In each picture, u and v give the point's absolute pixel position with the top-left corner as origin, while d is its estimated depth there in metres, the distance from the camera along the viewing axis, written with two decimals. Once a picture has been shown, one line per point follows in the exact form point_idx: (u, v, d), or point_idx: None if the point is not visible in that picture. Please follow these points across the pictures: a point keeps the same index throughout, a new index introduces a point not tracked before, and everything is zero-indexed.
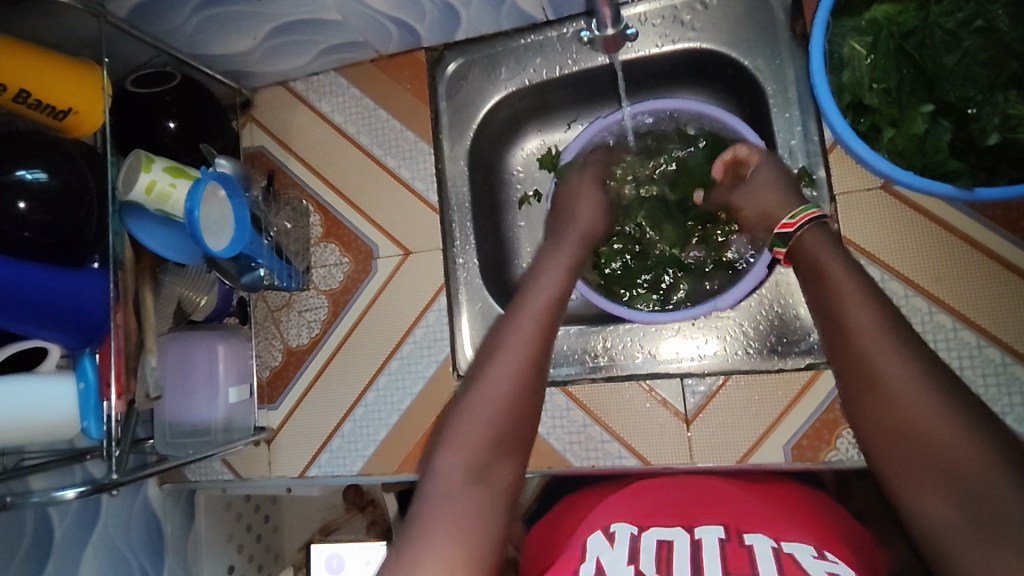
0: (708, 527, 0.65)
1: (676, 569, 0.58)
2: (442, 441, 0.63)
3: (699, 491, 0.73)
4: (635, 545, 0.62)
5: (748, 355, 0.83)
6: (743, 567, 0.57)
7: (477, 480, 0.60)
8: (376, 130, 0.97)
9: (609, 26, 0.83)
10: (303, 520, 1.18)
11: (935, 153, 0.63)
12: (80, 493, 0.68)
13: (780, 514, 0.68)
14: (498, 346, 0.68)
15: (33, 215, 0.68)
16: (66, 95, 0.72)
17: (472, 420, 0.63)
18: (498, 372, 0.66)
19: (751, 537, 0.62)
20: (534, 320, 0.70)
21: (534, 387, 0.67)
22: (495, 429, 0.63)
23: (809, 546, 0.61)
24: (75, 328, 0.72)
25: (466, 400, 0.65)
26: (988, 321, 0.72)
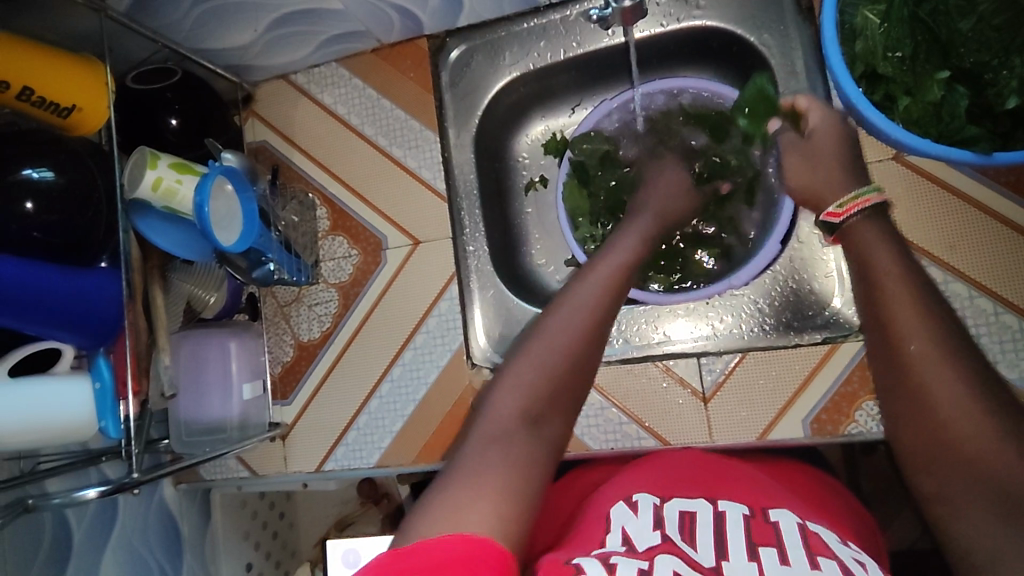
0: (732, 502, 0.65)
1: (699, 543, 0.58)
2: (499, 387, 0.60)
3: (712, 467, 0.73)
4: (659, 514, 0.63)
5: (764, 332, 0.83)
6: (768, 541, 0.58)
7: (526, 431, 0.57)
8: (380, 120, 0.96)
9: None
10: (319, 516, 1.22)
11: (951, 120, 0.63)
12: (101, 493, 0.67)
13: (798, 501, 0.67)
14: (563, 299, 0.65)
15: (41, 215, 0.67)
16: (69, 92, 0.72)
17: (532, 366, 0.60)
18: (562, 330, 0.62)
19: (777, 514, 0.62)
20: (603, 278, 0.66)
21: (597, 346, 0.63)
22: (555, 380, 0.60)
23: (832, 532, 0.62)
24: (90, 327, 0.71)
25: (529, 350, 0.62)
26: (1004, 288, 0.72)
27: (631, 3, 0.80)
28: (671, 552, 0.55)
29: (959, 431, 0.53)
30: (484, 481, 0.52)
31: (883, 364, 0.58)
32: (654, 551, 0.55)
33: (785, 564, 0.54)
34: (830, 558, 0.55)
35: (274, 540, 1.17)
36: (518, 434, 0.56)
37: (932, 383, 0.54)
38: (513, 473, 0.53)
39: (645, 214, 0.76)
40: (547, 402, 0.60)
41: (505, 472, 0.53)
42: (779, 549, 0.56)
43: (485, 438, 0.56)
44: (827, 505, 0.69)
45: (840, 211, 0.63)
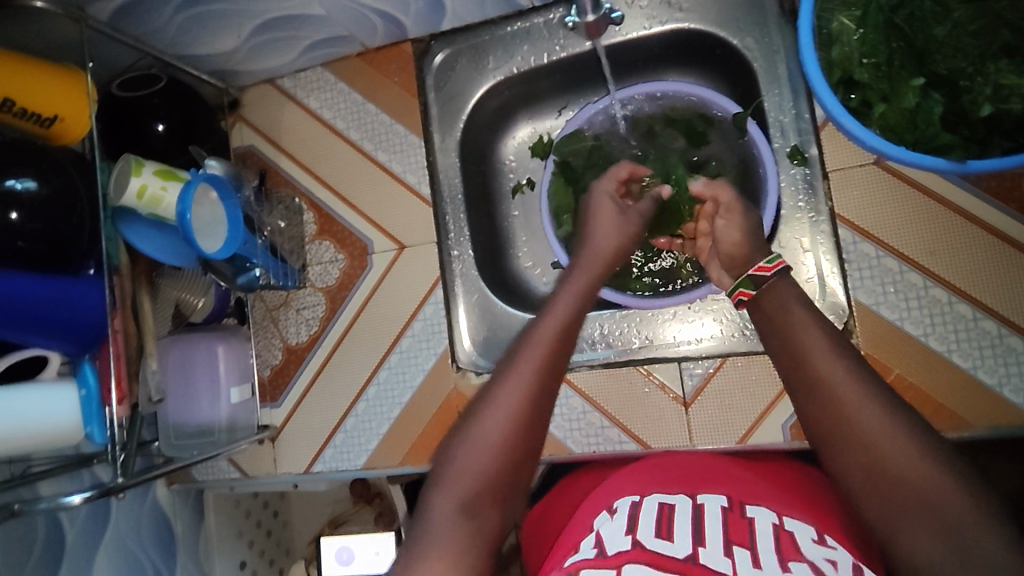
0: (711, 494, 0.65)
1: (676, 533, 0.57)
2: (442, 472, 0.63)
3: (697, 468, 0.72)
4: (635, 512, 0.62)
5: (745, 337, 0.82)
6: (742, 541, 0.57)
7: (464, 519, 0.58)
8: (366, 125, 0.97)
9: (589, 12, 0.84)
10: (312, 515, 1.23)
11: (926, 127, 0.63)
12: (87, 498, 0.68)
13: (776, 495, 0.67)
14: (502, 380, 0.66)
15: (25, 224, 0.68)
16: (51, 102, 0.72)
17: (471, 453, 0.62)
18: (496, 417, 0.63)
19: (754, 510, 0.62)
20: (541, 351, 0.67)
21: (534, 428, 0.64)
22: (497, 461, 0.62)
23: (811, 528, 0.61)
24: (73, 334, 0.72)
25: (463, 442, 0.63)
26: (984, 294, 0.72)
27: (595, 18, 0.84)
28: (640, 558, 0.54)
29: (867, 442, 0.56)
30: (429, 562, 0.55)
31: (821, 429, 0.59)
32: (623, 559, 0.54)
33: (757, 566, 0.54)
34: (802, 561, 0.54)
35: (268, 538, 1.19)
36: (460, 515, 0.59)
37: (855, 409, 0.57)
38: (451, 555, 0.56)
39: (581, 275, 0.76)
40: (490, 485, 0.61)
41: (445, 556, 0.56)
42: (752, 551, 0.55)
43: (431, 525, 0.58)
44: (811, 499, 0.68)
45: (768, 266, 0.70)
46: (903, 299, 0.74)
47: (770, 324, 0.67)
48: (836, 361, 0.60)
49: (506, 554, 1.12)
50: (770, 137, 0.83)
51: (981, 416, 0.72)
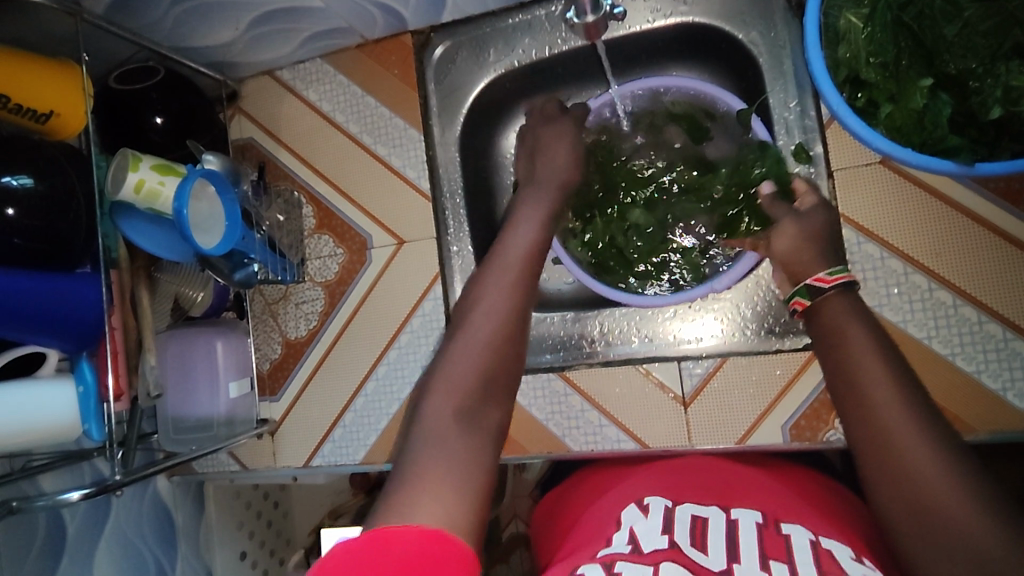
0: (744, 510, 0.66)
1: (710, 548, 0.58)
2: (429, 393, 0.64)
3: (729, 477, 0.73)
4: (669, 517, 0.64)
5: (746, 337, 0.81)
6: (779, 555, 0.57)
7: (461, 422, 0.61)
8: (365, 118, 0.95)
9: (589, 13, 0.81)
10: (312, 507, 1.24)
11: (934, 128, 0.61)
12: (85, 495, 0.68)
13: (808, 512, 0.67)
14: (475, 302, 0.70)
15: (22, 222, 0.67)
16: (46, 98, 0.71)
17: (453, 368, 0.64)
18: (480, 324, 0.67)
19: (789, 526, 0.62)
20: (512, 274, 0.71)
21: (516, 333, 0.69)
22: (478, 373, 0.65)
23: (847, 547, 0.60)
24: (70, 331, 0.71)
25: (451, 352, 0.66)
26: (990, 297, 0.71)
27: (594, 19, 0.81)
28: (676, 558, 0.55)
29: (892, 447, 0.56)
30: (435, 473, 0.55)
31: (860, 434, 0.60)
32: (660, 556, 0.55)
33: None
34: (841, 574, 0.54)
35: (269, 528, 1.20)
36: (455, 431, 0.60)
37: (886, 414, 0.58)
38: (457, 464, 0.57)
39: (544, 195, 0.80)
40: (475, 399, 0.63)
41: (450, 465, 0.56)
42: (790, 564, 0.55)
43: (427, 425, 0.61)
44: (838, 515, 0.69)
45: (829, 278, 0.67)
46: (907, 301, 0.73)
47: (818, 335, 0.66)
48: (874, 359, 0.61)
49: (506, 545, 1.13)
50: (774, 134, 0.81)
51: (985, 420, 0.71)
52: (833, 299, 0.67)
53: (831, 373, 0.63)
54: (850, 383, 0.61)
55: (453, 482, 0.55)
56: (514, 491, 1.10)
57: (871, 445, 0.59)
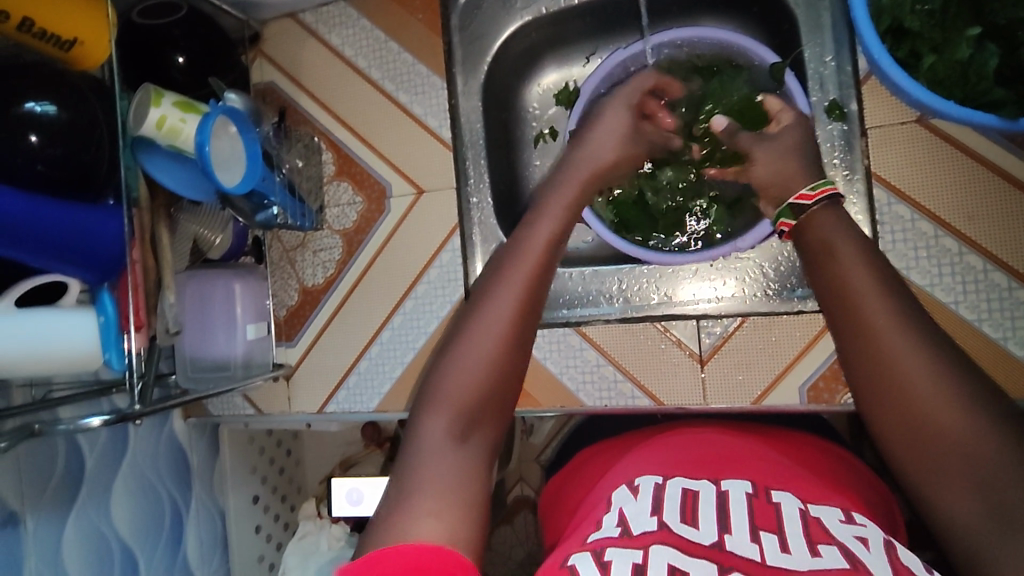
0: (735, 481, 0.65)
1: (701, 521, 0.58)
2: (430, 395, 0.59)
3: (720, 446, 0.73)
4: (659, 495, 0.62)
5: (767, 297, 0.81)
6: (768, 525, 0.58)
7: (455, 443, 0.56)
8: (388, 64, 0.94)
9: None
10: (324, 455, 1.26)
11: (979, 81, 0.59)
12: (106, 422, 0.69)
13: (813, 478, 0.68)
14: (490, 290, 0.62)
15: (44, 148, 0.67)
16: (71, 25, 0.70)
17: (460, 370, 0.58)
18: (483, 333, 0.59)
19: (778, 494, 0.62)
20: (533, 264, 0.62)
21: (523, 340, 0.61)
22: (487, 381, 0.58)
23: (837, 509, 0.61)
24: (94, 262, 0.72)
25: (450, 361, 0.59)
26: (1020, 263, 0.69)
27: None
28: (665, 540, 0.55)
29: (921, 401, 0.53)
30: (429, 494, 0.52)
31: (886, 410, 0.55)
32: (648, 539, 0.55)
33: (786, 551, 0.54)
34: (831, 543, 0.55)
35: (281, 475, 1.22)
36: (455, 441, 0.56)
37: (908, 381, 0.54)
38: (453, 483, 0.54)
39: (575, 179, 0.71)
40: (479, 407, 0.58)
41: (444, 482, 0.53)
42: (780, 536, 0.56)
43: (422, 448, 0.56)
44: (844, 481, 0.70)
45: (812, 193, 0.64)
46: (936, 264, 0.71)
47: (825, 282, 0.60)
48: (889, 316, 0.56)
49: (512, 506, 1.14)
50: (807, 88, 0.78)
51: (1010, 389, 0.70)
52: (820, 216, 0.64)
53: (848, 337, 0.58)
54: (859, 337, 0.56)
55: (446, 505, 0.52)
56: (521, 455, 1.11)
57: (884, 402, 0.55)
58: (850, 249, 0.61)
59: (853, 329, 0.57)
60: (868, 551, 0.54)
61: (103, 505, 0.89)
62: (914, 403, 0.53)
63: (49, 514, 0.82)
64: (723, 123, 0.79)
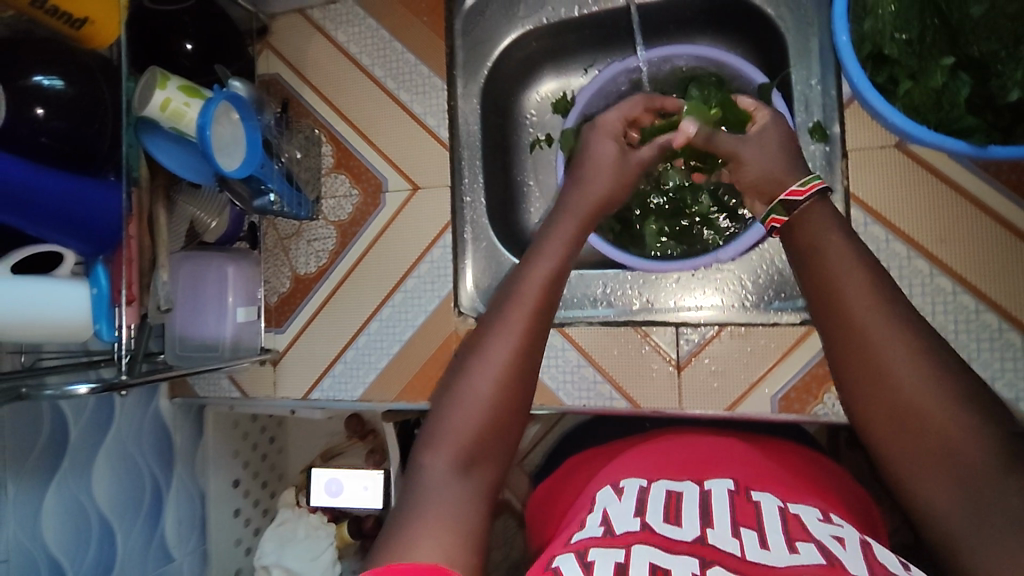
0: (717, 480, 0.68)
1: (684, 520, 0.60)
2: (432, 433, 0.64)
3: (703, 450, 0.76)
4: (643, 497, 0.65)
5: (745, 308, 0.83)
6: (749, 522, 0.60)
7: (457, 479, 0.61)
8: (391, 62, 0.96)
9: None
10: (307, 443, 1.28)
11: (951, 108, 0.62)
12: (92, 390, 0.70)
13: (789, 477, 0.71)
14: (494, 324, 0.66)
15: (50, 121, 0.70)
16: (84, 4, 0.73)
17: (463, 416, 0.63)
18: (485, 376, 0.64)
19: (758, 494, 0.66)
20: (525, 312, 0.66)
21: (525, 380, 0.65)
22: (490, 420, 0.63)
23: (815, 508, 0.64)
24: (89, 234, 0.73)
25: (455, 400, 0.64)
26: (988, 287, 0.72)
27: None
28: (647, 541, 0.56)
29: (914, 408, 0.56)
30: (428, 528, 0.56)
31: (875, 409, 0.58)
32: (630, 539, 0.56)
33: (764, 547, 0.57)
34: (810, 540, 0.57)
35: (263, 461, 1.23)
36: (457, 475, 0.61)
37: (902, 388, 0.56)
38: (453, 516, 0.58)
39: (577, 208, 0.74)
40: (482, 445, 0.63)
41: (443, 516, 0.57)
42: (759, 532, 0.59)
43: (426, 485, 0.60)
44: (820, 482, 0.73)
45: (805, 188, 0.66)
46: (908, 284, 0.74)
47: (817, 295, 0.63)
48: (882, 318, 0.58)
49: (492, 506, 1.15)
50: (793, 109, 0.81)
51: None
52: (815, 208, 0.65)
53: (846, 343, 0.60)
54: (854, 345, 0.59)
55: (442, 534, 0.56)
56: None
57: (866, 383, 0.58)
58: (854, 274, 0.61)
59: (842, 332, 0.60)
60: (844, 548, 0.56)
61: (83, 478, 0.91)
62: (893, 388, 0.57)
63: (30, 479, 0.84)
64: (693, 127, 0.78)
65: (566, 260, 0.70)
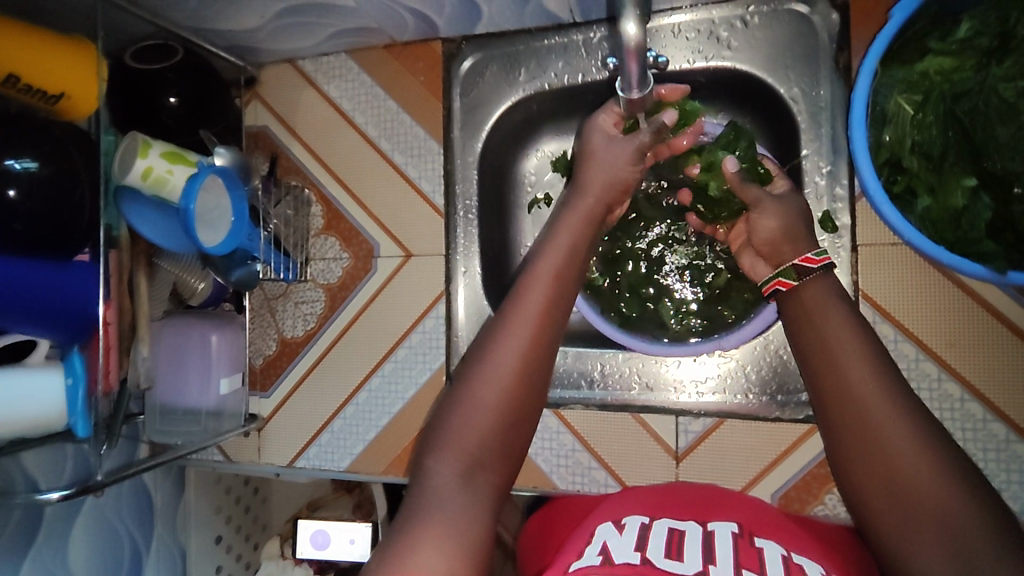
0: (721, 522, 0.66)
1: (686, 555, 0.59)
2: (437, 436, 0.63)
3: (711, 494, 0.73)
4: (645, 533, 0.63)
5: (746, 399, 0.80)
6: (753, 566, 0.58)
7: (462, 483, 0.60)
8: (385, 122, 0.93)
9: (636, 88, 0.65)
10: (292, 494, 1.26)
11: (970, 230, 0.59)
12: (64, 496, 0.68)
13: (805, 535, 0.68)
14: (503, 318, 0.68)
15: (23, 203, 0.65)
16: (59, 79, 0.68)
17: (471, 414, 0.63)
18: (496, 369, 0.64)
19: (762, 540, 0.63)
20: (536, 311, 0.67)
21: (534, 379, 0.66)
22: (500, 418, 0.63)
23: (820, 564, 0.60)
24: (64, 322, 0.70)
25: (465, 396, 0.64)
26: (998, 396, 0.70)
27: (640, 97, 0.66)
28: None
29: (905, 469, 0.56)
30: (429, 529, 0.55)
31: (862, 467, 0.58)
32: (632, 570, 0.54)
33: None
34: None
35: (246, 514, 1.20)
36: (461, 482, 0.60)
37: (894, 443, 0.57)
38: (454, 522, 0.56)
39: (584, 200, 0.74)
40: (488, 450, 0.62)
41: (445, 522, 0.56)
42: None
43: (430, 485, 0.59)
44: (833, 541, 0.68)
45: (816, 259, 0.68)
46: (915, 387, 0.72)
47: (815, 346, 0.64)
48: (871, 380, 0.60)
49: None
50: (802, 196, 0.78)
51: None
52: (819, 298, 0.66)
53: (831, 406, 0.61)
54: (846, 410, 0.60)
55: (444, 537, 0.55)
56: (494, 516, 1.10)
57: (857, 447, 0.59)
58: (850, 363, 0.61)
59: (832, 384, 0.61)
60: None
61: (60, 548, 0.87)
62: (884, 445, 0.57)
63: (2, 559, 0.80)
64: (735, 166, 0.76)
65: (571, 255, 0.72)
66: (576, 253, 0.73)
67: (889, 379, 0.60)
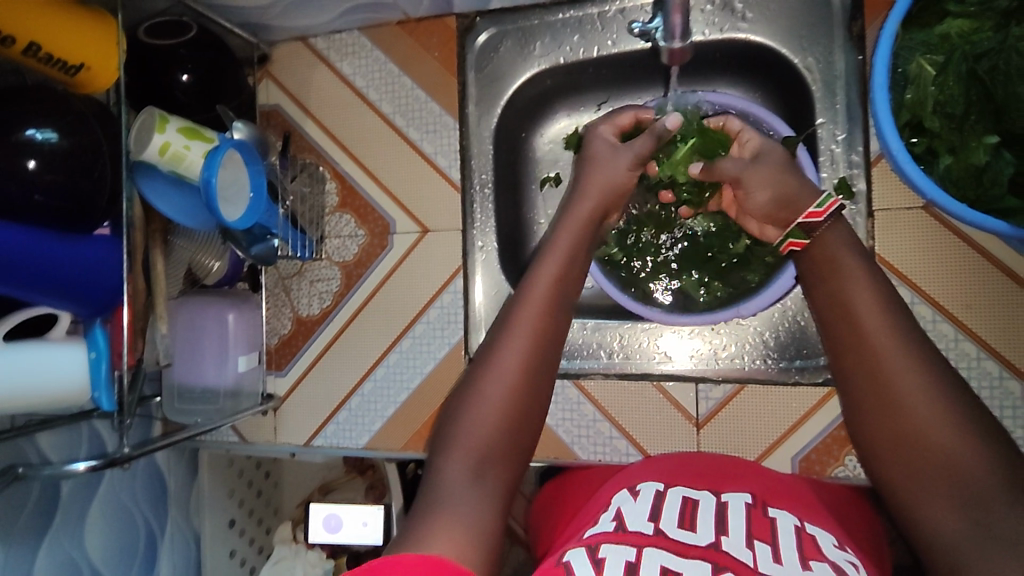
0: (734, 494, 0.66)
1: (699, 526, 0.59)
2: (447, 432, 0.64)
3: (721, 464, 0.73)
4: (660, 501, 0.64)
5: (765, 365, 0.81)
6: (765, 537, 0.58)
7: (472, 476, 0.60)
8: (399, 99, 0.93)
9: (676, 39, 0.70)
10: (302, 480, 1.21)
11: (992, 187, 0.61)
12: (92, 467, 0.68)
13: (819, 508, 0.67)
14: (509, 315, 0.69)
15: (43, 175, 0.64)
16: (79, 49, 0.67)
17: (479, 410, 0.63)
18: (505, 363, 0.65)
19: (775, 511, 0.63)
20: (540, 309, 0.68)
21: (540, 374, 0.66)
22: (506, 412, 0.64)
23: (831, 535, 0.61)
24: (85, 294, 0.69)
25: (475, 391, 0.65)
26: (1014, 355, 0.72)
27: (682, 47, 0.71)
28: (660, 544, 0.56)
29: (922, 423, 0.55)
30: (439, 519, 0.56)
31: (877, 423, 0.58)
32: (642, 541, 0.56)
33: (778, 562, 0.54)
34: (822, 561, 0.55)
35: (258, 498, 1.18)
36: (473, 477, 0.60)
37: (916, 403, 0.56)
38: (465, 513, 0.57)
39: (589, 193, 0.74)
40: (496, 442, 0.63)
41: (455, 514, 0.57)
42: (774, 547, 0.56)
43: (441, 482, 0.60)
44: (845, 517, 0.68)
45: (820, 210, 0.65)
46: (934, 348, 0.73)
47: (829, 304, 0.62)
48: (892, 342, 0.58)
49: None
50: (818, 164, 0.79)
51: None
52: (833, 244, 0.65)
53: (848, 358, 0.60)
54: (869, 366, 0.58)
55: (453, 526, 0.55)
56: None
57: (874, 402, 0.58)
58: (868, 308, 0.59)
59: (849, 340, 0.60)
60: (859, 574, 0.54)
61: (76, 533, 0.87)
62: (900, 402, 0.56)
63: (21, 540, 0.80)
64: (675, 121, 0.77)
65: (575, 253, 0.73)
66: (581, 251, 0.74)
67: (908, 338, 0.59)
